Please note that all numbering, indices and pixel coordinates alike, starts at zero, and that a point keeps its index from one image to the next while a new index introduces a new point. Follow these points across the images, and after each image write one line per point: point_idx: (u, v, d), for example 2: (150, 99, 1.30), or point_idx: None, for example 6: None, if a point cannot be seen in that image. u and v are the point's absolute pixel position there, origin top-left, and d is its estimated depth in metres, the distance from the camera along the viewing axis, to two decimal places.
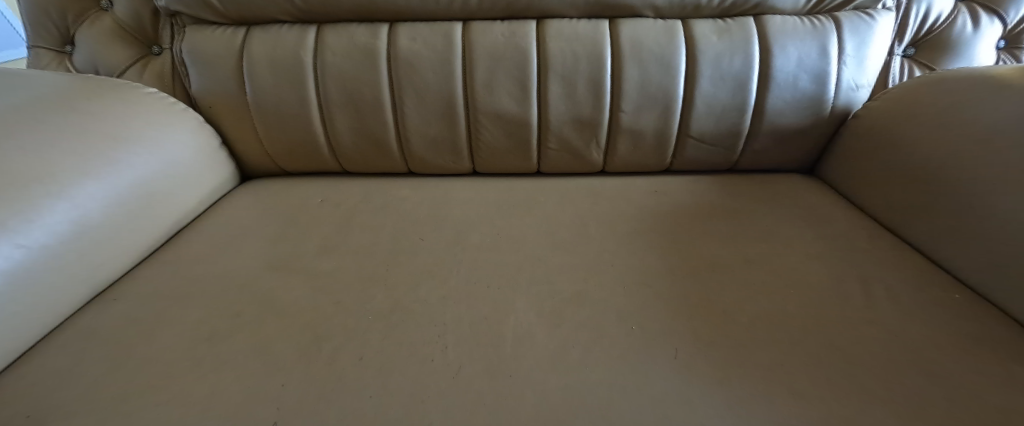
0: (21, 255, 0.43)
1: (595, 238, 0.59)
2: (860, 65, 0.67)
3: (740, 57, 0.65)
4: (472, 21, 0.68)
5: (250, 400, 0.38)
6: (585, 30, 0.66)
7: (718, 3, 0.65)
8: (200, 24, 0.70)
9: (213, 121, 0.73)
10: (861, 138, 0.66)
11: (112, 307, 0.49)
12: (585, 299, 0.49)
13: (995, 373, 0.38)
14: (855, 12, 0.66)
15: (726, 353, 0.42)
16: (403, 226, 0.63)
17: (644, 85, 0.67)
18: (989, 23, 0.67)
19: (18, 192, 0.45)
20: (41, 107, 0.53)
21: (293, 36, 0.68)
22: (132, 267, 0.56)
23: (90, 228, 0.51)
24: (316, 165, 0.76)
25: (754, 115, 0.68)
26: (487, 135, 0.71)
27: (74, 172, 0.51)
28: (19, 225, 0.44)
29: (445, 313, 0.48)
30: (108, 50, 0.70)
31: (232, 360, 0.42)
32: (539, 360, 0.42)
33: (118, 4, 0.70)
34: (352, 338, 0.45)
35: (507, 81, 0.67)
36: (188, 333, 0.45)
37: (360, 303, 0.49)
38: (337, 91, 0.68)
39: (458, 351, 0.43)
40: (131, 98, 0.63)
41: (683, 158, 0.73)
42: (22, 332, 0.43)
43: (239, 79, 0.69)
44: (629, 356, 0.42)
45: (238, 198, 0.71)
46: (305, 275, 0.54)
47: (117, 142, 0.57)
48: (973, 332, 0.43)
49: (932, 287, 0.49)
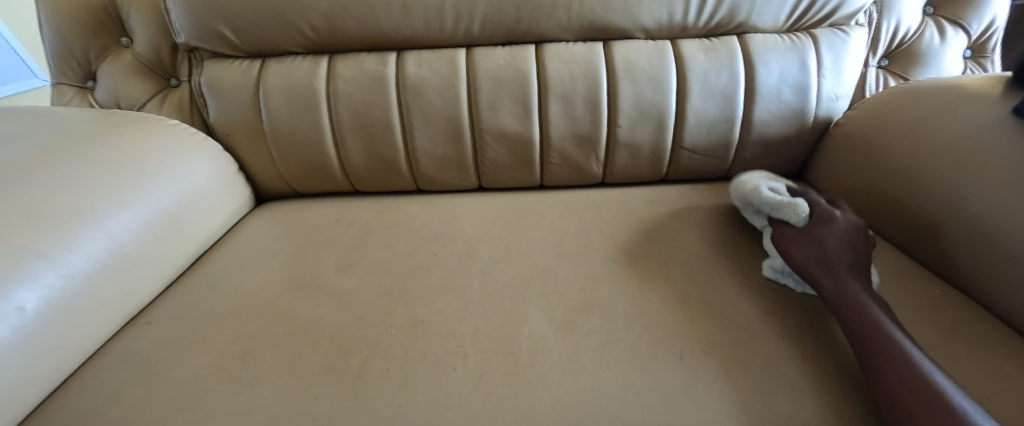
0: (65, 284, 0.46)
1: (599, 247, 0.63)
2: (838, 77, 0.72)
3: (727, 73, 0.70)
4: (475, 47, 0.72)
5: (288, 412, 0.41)
6: (581, 53, 0.71)
7: (703, 23, 0.70)
8: (218, 58, 0.74)
9: (229, 149, 0.76)
10: (843, 144, 0.70)
11: (146, 330, 0.52)
12: (593, 306, 0.52)
13: (972, 362, 0.42)
14: (830, 29, 0.71)
15: (727, 352, 0.45)
16: (416, 242, 0.66)
17: (638, 102, 0.71)
18: (955, 34, 0.72)
19: (60, 225, 0.48)
20: (71, 145, 0.57)
21: (305, 66, 0.72)
22: (162, 291, 0.59)
23: (125, 255, 0.54)
24: (328, 185, 0.79)
25: (743, 126, 0.73)
26: (492, 153, 0.75)
27: (108, 203, 0.54)
28: (62, 255, 0.47)
29: (463, 323, 0.51)
30: (128, 84, 0.74)
31: (268, 377, 0.45)
32: (556, 366, 0.45)
33: (137, 41, 0.74)
34: (378, 351, 0.48)
35: (509, 102, 0.71)
36: (222, 353, 0.48)
37: (382, 318, 0.52)
38: (349, 116, 0.72)
39: (478, 360, 0.46)
40: (154, 130, 0.66)
41: (678, 168, 0.77)
42: (68, 356, 0.46)
43: (255, 108, 0.73)
44: (634, 358, 0.45)
45: (255, 221, 0.74)
46: (327, 293, 0.57)
47: (145, 173, 0.60)
48: (950, 324, 0.47)
49: (913, 285, 0.53)
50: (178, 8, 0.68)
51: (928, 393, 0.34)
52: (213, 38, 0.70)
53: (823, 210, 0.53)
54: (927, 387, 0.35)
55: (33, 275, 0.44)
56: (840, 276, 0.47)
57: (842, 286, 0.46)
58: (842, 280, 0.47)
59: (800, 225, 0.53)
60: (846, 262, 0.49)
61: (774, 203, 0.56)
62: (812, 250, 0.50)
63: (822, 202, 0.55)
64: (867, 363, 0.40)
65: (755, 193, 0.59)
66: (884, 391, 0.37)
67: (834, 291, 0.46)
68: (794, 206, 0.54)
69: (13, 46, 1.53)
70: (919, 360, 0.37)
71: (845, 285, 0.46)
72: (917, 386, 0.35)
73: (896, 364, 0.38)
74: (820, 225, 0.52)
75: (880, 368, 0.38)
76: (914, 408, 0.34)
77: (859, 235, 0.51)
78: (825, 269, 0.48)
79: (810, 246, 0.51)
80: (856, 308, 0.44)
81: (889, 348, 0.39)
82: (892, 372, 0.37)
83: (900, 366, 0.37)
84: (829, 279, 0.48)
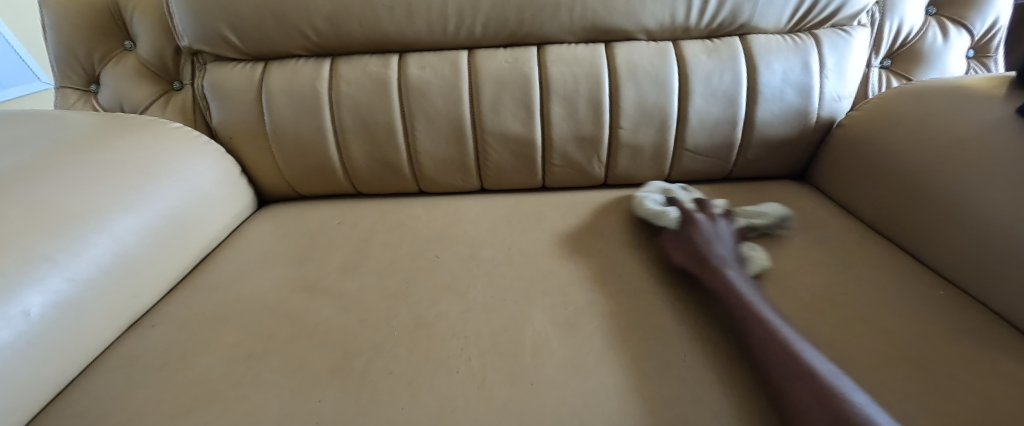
0: (70, 287, 0.46)
1: (602, 249, 0.63)
2: (841, 78, 0.72)
3: (730, 74, 0.70)
4: (477, 49, 0.73)
5: (293, 415, 0.41)
6: (583, 55, 0.71)
7: (705, 24, 0.70)
8: (220, 61, 0.74)
9: (232, 152, 0.76)
10: (846, 145, 0.70)
11: (150, 333, 0.52)
12: (597, 308, 0.52)
13: (979, 363, 0.42)
14: (833, 30, 0.71)
15: (732, 354, 0.45)
16: (419, 244, 0.66)
17: (640, 103, 0.71)
18: (958, 34, 0.72)
19: (66, 229, 0.48)
20: (75, 148, 0.57)
21: (308, 69, 0.72)
22: (166, 294, 0.59)
23: (129, 258, 0.54)
24: (331, 188, 0.79)
25: (745, 127, 0.73)
26: (495, 154, 0.75)
27: (112, 206, 0.54)
28: (66, 259, 0.47)
29: (467, 326, 0.51)
30: (131, 88, 0.74)
31: (272, 380, 0.45)
32: (560, 368, 0.45)
33: (141, 44, 0.74)
34: (382, 353, 0.48)
35: (512, 104, 0.71)
36: (226, 355, 0.48)
37: (386, 321, 0.52)
38: (352, 119, 0.72)
39: (482, 362, 0.46)
40: (158, 133, 0.67)
41: (681, 169, 0.77)
42: (73, 359, 0.46)
43: (258, 110, 0.73)
44: (639, 361, 0.45)
45: (258, 223, 0.74)
46: (330, 295, 0.57)
47: (149, 176, 0.60)
48: (956, 326, 0.47)
49: (918, 286, 0.53)
50: (182, 11, 0.69)
51: (816, 384, 0.35)
52: (216, 41, 0.71)
53: (692, 214, 0.59)
54: (809, 376, 0.36)
55: (38, 278, 0.44)
56: (716, 267, 0.51)
57: (716, 274, 0.50)
58: (714, 271, 0.51)
59: (676, 229, 0.59)
60: (717, 256, 0.53)
61: (660, 216, 0.61)
62: (685, 252, 0.55)
63: (692, 207, 0.62)
64: (753, 356, 0.41)
65: (640, 206, 0.65)
66: (781, 392, 0.36)
67: (711, 281, 0.50)
68: (667, 217, 0.61)
69: (13, 46, 1.53)
70: (792, 344, 0.39)
71: (717, 275, 0.50)
72: (799, 376, 0.36)
73: (776, 354, 0.39)
74: (688, 225, 0.58)
75: (764, 358, 0.39)
76: (805, 400, 0.34)
77: (724, 232, 0.58)
78: (704, 264, 0.52)
79: (686, 248, 0.56)
80: (732, 296, 0.47)
81: (779, 345, 0.39)
82: (777, 362, 0.38)
83: (783, 359, 0.38)
84: (705, 273, 0.51)
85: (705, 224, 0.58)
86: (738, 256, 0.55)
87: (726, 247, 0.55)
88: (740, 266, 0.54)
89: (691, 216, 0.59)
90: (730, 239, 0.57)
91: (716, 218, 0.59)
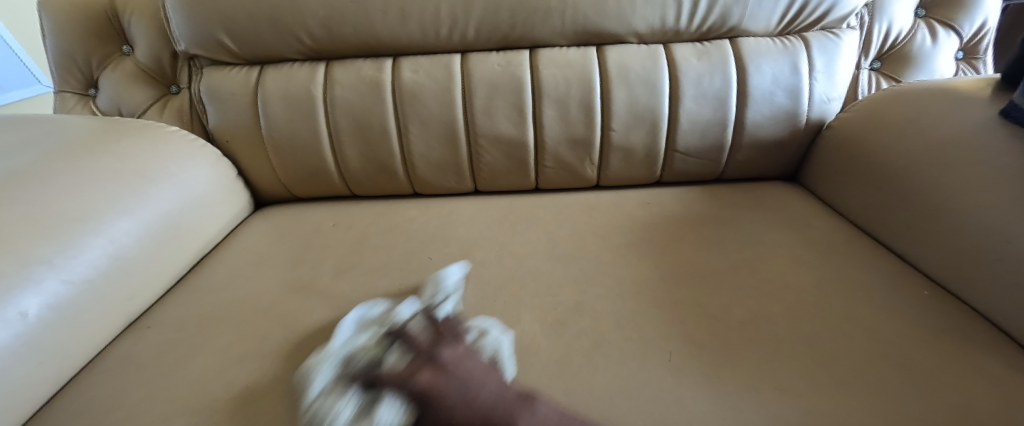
0: (67, 289, 0.47)
1: (593, 250, 0.63)
2: (830, 80, 0.72)
3: (720, 77, 0.70)
4: (470, 53, 0.73)
5: (285, 414, 0.42)
6: (575, 58, 0.71)
7: (696, 28, 0.71)
8: (217, 65, 0.75)
9: (229, 155, 0.77)
10: (835, 147, 0.71)
11: (146, 334, 0.53)
12: (587, 308, 0.53)
13: (959, 362, 0.42)
14: (822, 32, 0.72)
15: (718, 353, 0.46)
16: (412, 246, 0.67)
17: (631, 106, 0.72)
18: (946, 36, 0.73)
19: (62, 232, 0.49)
20: (72, 153, 0.58)
21: (303, 73, 0.73)
22: (162, 296, 0.60)
23: (126, 261, 0.54)
24: (326, 190, 0.80)
25: (736, 129, 0.73)
26: (488, 157, 0.75)
27: (109, 209, 0.55)
28: (63, 261, 0.48)
29: (457, 326, 0.52)
30: (128, 92, 0.75)
31: (264, 380, 0.46)
32: (547, 367, 0.45)
33: (138, 49, 0.75)
34: (373, 353, 0.48)
35: (504, 107, 0.72)
36: (220, 356, 0.49)
37: (377, 321, 0.53)
38: (346, 122, 0.73)
39: (471, 362, 0.47)
40: (155, 137, 0.68)
41: (672, 171, 0.78)
42: (69, 360, 0.47)
43: (254, 114, 0.74)
44: (625, 360, 0.46)
45: (254, 226, 0.75)
46: (323, 296, 0.58)
47: (145, 180, 0.61)
48: (939, 325, 0.47)
49: (904, 286, 0.53)
50: (178, 16, 0.70)
51: None
52: (212, 45, 0.72)
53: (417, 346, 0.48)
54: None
55: (35, 280, 0.45)
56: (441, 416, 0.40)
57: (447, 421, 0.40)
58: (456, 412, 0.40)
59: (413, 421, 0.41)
60: (428, 384, 0.42)
61: (358, 351, 0.48)
62: (454, 389, 0.42)
63: (417, 331, 0.50)
64: None
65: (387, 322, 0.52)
66: None
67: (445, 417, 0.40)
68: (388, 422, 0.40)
69: (13, 49, 1.54)
70: None
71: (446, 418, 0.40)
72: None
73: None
74: (453, 348, 0.47)
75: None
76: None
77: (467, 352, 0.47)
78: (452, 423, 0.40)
79: (422, 381, 0.43)
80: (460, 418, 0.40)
81: None
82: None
83: None
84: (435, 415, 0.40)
85: (454, 355, 0.46)
86: (484, 369, 0.45)
87: (464, 378, 0.43)
88: (486, 386, 0.43)
89: (426, 374, 0.44)
90: (466, 352, 0.47)
91: (440, 347, 0.48)
